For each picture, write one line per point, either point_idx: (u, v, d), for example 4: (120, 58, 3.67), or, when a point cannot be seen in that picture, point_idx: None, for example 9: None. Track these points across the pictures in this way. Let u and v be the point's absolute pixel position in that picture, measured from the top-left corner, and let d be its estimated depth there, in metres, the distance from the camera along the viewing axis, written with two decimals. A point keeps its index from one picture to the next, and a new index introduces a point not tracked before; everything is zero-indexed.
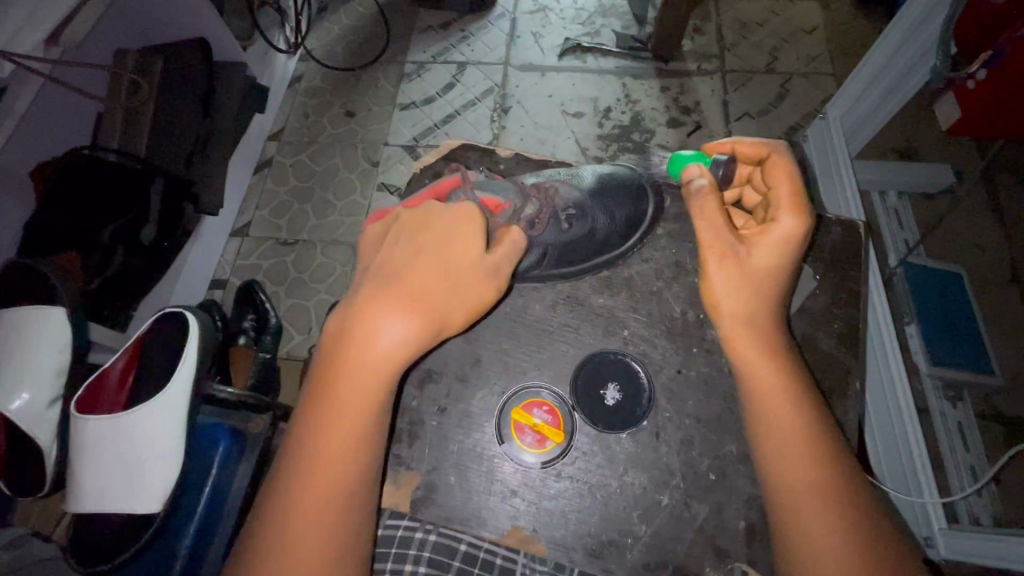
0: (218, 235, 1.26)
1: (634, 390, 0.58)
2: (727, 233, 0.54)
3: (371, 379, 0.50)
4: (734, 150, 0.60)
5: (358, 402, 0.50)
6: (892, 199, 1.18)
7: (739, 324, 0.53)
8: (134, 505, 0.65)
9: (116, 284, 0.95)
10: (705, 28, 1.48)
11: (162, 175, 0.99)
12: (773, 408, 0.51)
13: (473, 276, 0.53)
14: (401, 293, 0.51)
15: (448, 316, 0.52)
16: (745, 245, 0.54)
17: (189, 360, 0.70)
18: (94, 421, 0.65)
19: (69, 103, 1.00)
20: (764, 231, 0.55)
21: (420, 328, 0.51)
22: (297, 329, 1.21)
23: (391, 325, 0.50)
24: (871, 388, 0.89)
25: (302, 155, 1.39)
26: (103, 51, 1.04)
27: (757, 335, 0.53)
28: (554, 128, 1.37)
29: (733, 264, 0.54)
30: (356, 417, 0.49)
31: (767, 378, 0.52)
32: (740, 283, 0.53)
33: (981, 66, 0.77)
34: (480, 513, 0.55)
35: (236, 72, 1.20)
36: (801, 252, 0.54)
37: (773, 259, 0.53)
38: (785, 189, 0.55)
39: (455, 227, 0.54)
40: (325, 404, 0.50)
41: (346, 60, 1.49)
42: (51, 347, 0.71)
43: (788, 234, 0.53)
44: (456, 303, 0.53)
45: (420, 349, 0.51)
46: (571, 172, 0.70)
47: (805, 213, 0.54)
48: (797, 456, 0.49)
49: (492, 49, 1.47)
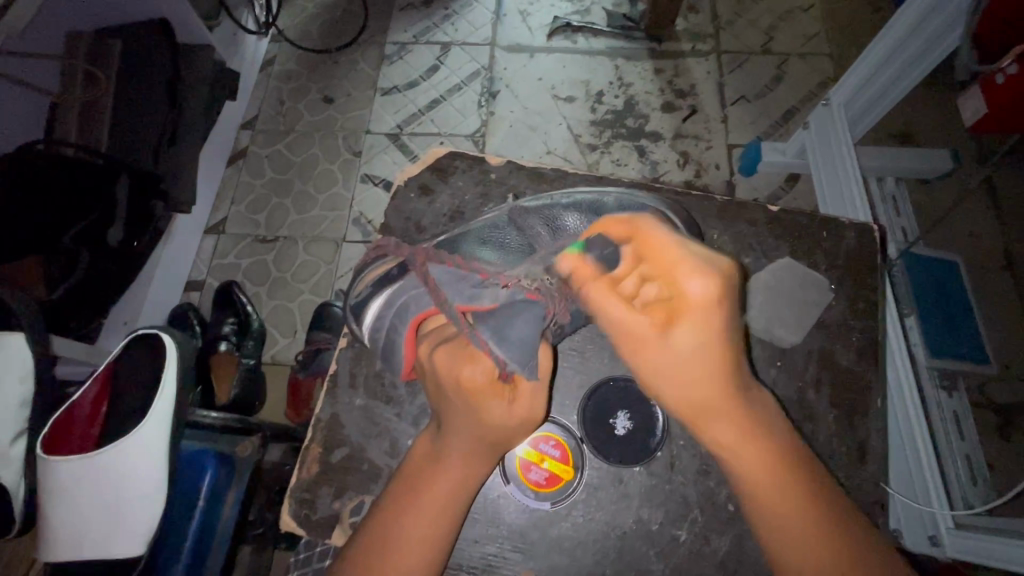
0: (191, 233, 1.19)
1: (645, 419, 0.57)
2: (629, 319, 0.45)
3: (442, 494, 0.46)
4: (573, 273, 0.50)
5: (410, 541, 0.45)
6: (890, 187, 1.16)
7: (690, 409, 0.46)
8: (113, 551, 0.61)
9: (80, 291, 0.88)
10: (699, 6, 1.42)
11: (127, 171, 0.91)
12: (758, 475, 0.46)
13: (527, 395, 0.48)
14: (467, 419, 0.47)
15: (510, 429, 0.48)
16: (662, 326, 0.44)
17: (168, 388, 0.66)
18: (64, 462, 0.60)
19: (11, 94, 0.90)
20: (672, 305, 0.44)
21: (486, 444, 0.48)
22: (282, 332, 1.16)
23: (461, 446, 0.47)
24: (889, 394, 0.88)
25: (278, 146, 1.31)
26: (51, 39, 0.95)
27: (720, 409, 0.45)
28: (545, 114, 1.31)
29: (654, 348, 0.44)
30: (413, 563, 0.45)
31: (747, 446, 0.46)
32: (677, 373, 0.44)
33: (1012, 61, 0.79)
34: (486, 559, 0.53)
35: (203, 57, 1.11)
36: (732, 310, 0.44)
37: (698, 336, 0.43)
38: (664, 250, 0.44)
39: (478, 389, 0.47)
40: (369, 546, 0.45)
41: (321, 41, 1.40)
42: (10, 378, 0.65)
43: (704, 300, 0.42)
44: (517, 420, 0.48)
45: (485, 465, 0.48)
46: (587, 201, 0.61)
47: (715, 270, 0.43)
48: (800, 519, 0.45)
49: (477, 28, 1.39)
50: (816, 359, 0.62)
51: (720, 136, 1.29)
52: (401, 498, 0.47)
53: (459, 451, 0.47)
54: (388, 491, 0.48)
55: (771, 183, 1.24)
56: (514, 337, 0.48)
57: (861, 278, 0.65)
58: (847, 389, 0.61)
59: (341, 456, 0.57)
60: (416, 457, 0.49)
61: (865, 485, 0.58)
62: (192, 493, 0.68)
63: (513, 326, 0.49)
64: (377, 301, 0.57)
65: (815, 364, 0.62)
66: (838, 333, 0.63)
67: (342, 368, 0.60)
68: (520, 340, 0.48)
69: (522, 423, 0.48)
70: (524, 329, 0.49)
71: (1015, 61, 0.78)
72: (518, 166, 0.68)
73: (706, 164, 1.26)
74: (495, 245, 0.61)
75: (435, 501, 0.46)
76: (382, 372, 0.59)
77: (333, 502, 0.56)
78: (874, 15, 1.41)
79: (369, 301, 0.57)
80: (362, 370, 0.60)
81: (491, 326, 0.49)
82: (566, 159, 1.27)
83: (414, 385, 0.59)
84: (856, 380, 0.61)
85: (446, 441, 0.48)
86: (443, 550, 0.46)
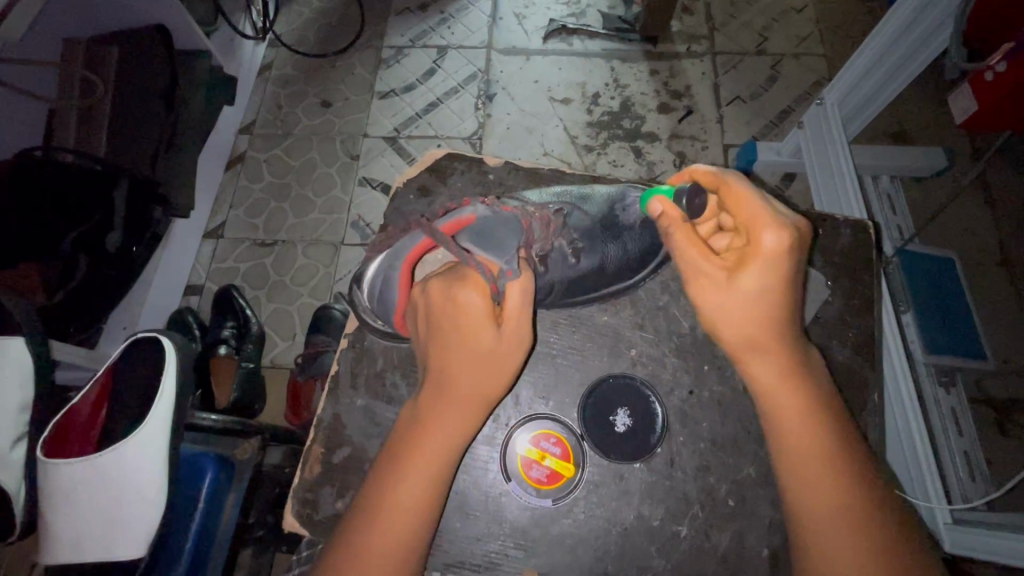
0: (190, 238, 1.19)
1: (645, 417, 0.58)
2: (703, 261, 0.47)
3: (425, 461, 0.47)
4: (662, 214, 0.50)
5: (396, 510, 0.46)
6: (884, 185, 1.17)
7: (749, 343, 0.47)
8: (116, 552, 0.62)
9: (80, 297, 0.88)
10: (693, 7, 1.43)
11: (127, 175, 0.92)
12: (791, 421, 0.48)
13: (505, 335, 0.47)
14: (440, 380, 0.48)
15: (487, 386, 0.47)
16: (732, 270, 0.46)
17: (166, 391, 0.66)
18: (65, 467, 0.60)
19: (10, 100, 0.90)
20: (745, 254, 0.46)
21: (464, 404, 0.48)
22: (281, 335, 1.16)
23: (439, 410, 0.48)
24: (886, 389, 0.88)
25: (277, 150, 1.31)
26: (50, 45, 0.95)
27: (772, 349, 0.47)
28: (541, 116, 1.31)
29: (721, 287, 0.46)
30: (400, 528, 0.46)
31: (786, 395, 0.48)
32: (742, 316, 0.46)
33: (1002, 58, 0.79)
34: (489, 556, 0.54)
35: (201, 61, 1.11)
36: (795, 264, 0.46)
37: (765, 279, 0.45)
38: (748, 206, 0.46)
39: (463, 309, 0.47)
40: (360, 521, 0.46)
41: (318, 46, 1.41)
42: (11, 382, 0.65)
43: (776, 251, 0.45)
44: (493, 375, 0.47)
45: (470, 427, 0.48)
46: (574, 194, 0.64)
47: (785, 223, 0.45)
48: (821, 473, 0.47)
49: (473, 31, 1.40)
50: (814, 355, 0.62)
51: (717, 136, 1.30)
52: (391, 466, 0.47)
53: (440, 414, 0.48)
54: (383, 461, 0.49)
55: (767, 182, 1.24)
56: (506, 251, 0.50)
57: (857, 274, 0.66)
58: (845, 385, 0.61)
59: (344, 456, 0.57)
60: (402, 424, 0.50)
61: None
62: (192, 497, 0.68)
63: (497, 240, 0.51)
64: (376, 258, 0.56)
65: None
66: (836, 330, 0.63)
67: (343, 368, 0.60)
68: (508, 255, 0.49)
69: (519, 344, 0.48)
70: (506, 247, 0.50)
71: (1003, 59, 0.79)
72: (517, 167, 0.69)
73: (702, 164, 1.27)
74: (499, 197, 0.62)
75: (420, 466, 0.47)
76: (384, 372, 0.60)
77: (335, 501, 0.56)
78: (867, 15, 1.42)
79: (368, 261, 0.57)
80: (363, 371, 0.60)
81: (481, 245, 0.50)
82: (563, 160, 1.27)
83: (414, 385, 0.59)
84: (853, 376, 0.62)
85: (425, 403, 0.48)
86: (432, 517, 0.47)
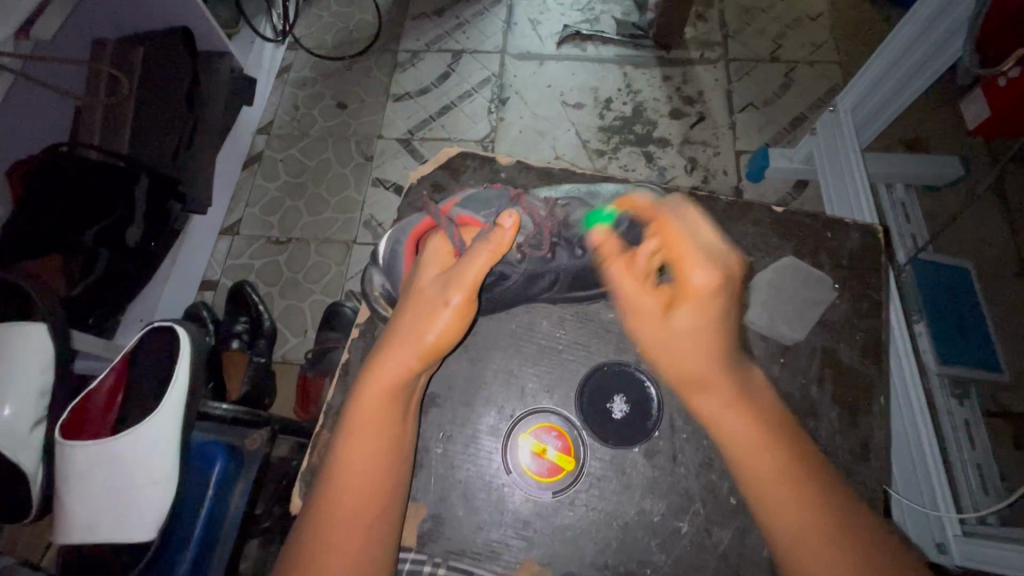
0: (207, 234, 1.22)
1: (640, 401, 0.58)
2: (642, 295, 0.58)
3: (379, 404, 0.51)
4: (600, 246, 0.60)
5: (356, 481, 0.49)
6: (900, 194, 1.16)
7: (690, 379, 0.54)
8: (129, 535, 0.63)
9: (98, 289, 0.90)
10: (707, 15, 1.43)
11: (146, 172, 0.93)
12: (748, 453, 0.49)
13: (447, 287, 0.53)
14: (396, 324, 0.54)
15: (426, 330, 0.53)
16: (665, 309, 0.56)
17: (179, 380, 0.68)
18: (81, 447, 0.62)
19: (39, 97, 0.93)
20: (679, 292, 0.56)
21: (411, 349, 0.52)
22: (291, 331, 1.18)
23: (390, 352, 0.52)
24: (894, 398, 0.87)
25: (293, 150, 1.34)
26: (76, 44, 0.98)
27: (721, 382, 0.53)
28: (553, 120, 1.32)
29: (655, 322, 0.57)
30: (360, 465, 0.49)
31: (740, 432, 0.50)
32: (674, 346, 0.55)
33: (1015, 64, 0.78)
34: (490, 545, 0.54)
35: (222, 63, 1.14)
36: (717, 302, 0.55)
37: (694, 318, 0.55)
38: (674, 237, 0.57)
39: (430, 265, 0.57)
40: (327, 491, 0.49)
41: (336, 50, 1.44)
42: (32, 366, 0.67)
43: (702, 287, 0.55)
44: (430, 319, 0.53)
45: (417, 371, 0.52)
46: (566, 195, 0.66)
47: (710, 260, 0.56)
48: (779, 493, 0.48)
49: (489, 36, 1.42)
50: (819, 356, 0.62)
51: (729, 142, 1.30)
52: (352, 412, 0.51)
53: (393, 357, 0.52)
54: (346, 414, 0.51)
55: (779, 189, 1.24)
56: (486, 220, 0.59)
57: (864, 277, 0.66)
58: (851, 387, 0.61)
59: None
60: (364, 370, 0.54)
61: (868, 481, 0.57)
62: (203, 481, 0.69)
63: (478, 216, 0.60)
64: (384, 238, 0.63)
65: (818, 360, 0.62)
66: (848, 332, 0.63)
67: (353, 359, 0.61)
68: (488, 215, 0.61)
69: (449, 307, 0.53)
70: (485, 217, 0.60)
71: (1017, 65, 0.78)
72: (527, 166, 0.69)
73: (714, 170, 1.27)
74: (487, 200, 0.62)
75: (369, 442, 0.50)
76: None
77: None
78: (884, 24, 1.42)
79: (380, 241, 0.63)
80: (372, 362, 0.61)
81: (468, 215, 0.60)
82: (575, 164, 1.28)
83: None
84: (859, 378, 0.61)
85: (382, 346, 0.54)
86: (400, 486, 0.50)
